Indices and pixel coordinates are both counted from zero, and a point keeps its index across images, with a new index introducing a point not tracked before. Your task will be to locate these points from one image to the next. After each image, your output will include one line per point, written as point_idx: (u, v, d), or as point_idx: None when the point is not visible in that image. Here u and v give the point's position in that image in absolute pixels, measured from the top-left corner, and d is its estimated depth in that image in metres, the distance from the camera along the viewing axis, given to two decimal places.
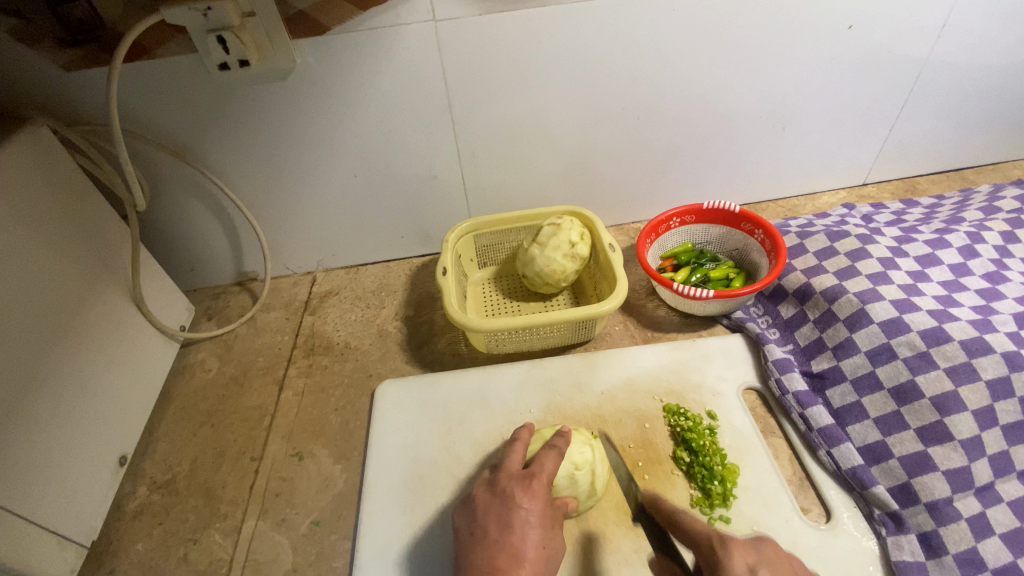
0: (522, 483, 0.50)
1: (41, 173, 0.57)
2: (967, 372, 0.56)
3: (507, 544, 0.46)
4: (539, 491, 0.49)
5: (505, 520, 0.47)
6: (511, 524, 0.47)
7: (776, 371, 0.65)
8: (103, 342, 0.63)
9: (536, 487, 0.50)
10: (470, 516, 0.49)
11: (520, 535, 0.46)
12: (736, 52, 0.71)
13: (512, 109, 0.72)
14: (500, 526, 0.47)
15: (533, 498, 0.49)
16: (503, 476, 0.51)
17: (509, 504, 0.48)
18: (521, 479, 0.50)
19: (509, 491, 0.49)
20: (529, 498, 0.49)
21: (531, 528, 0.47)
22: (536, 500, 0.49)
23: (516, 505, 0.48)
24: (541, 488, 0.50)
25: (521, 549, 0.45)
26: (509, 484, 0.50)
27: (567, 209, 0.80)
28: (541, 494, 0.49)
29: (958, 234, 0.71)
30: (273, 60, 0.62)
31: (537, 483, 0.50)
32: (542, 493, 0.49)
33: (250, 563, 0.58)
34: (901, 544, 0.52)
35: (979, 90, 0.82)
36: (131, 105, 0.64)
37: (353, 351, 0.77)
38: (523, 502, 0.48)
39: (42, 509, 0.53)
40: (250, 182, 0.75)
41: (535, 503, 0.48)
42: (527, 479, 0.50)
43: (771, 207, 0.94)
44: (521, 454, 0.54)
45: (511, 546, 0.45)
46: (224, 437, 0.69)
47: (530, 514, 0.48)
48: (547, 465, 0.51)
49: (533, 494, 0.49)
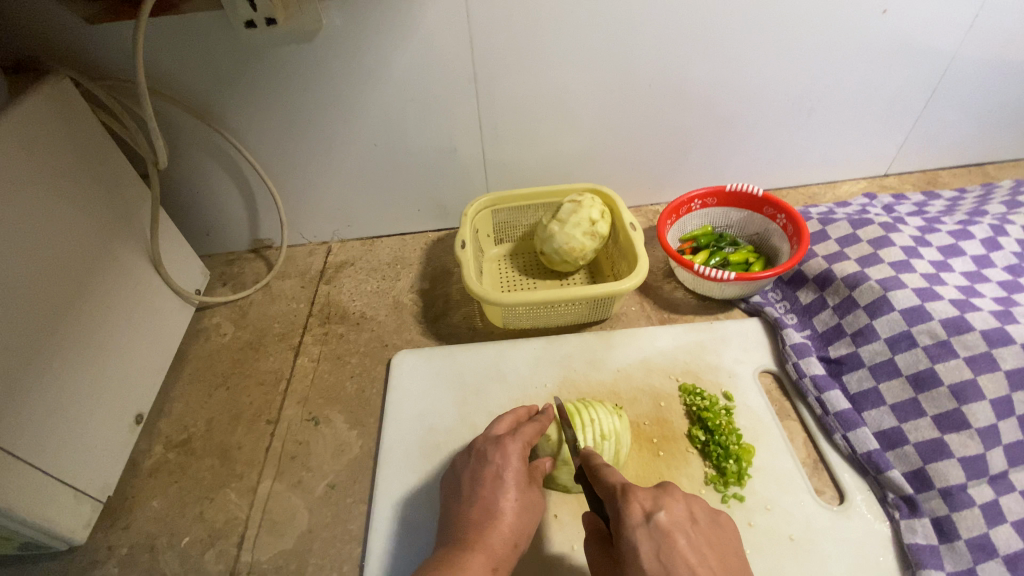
0: (496, 442, 0.50)
1: (64, 128, 0.57)
2: (986, 362, 0.56)
3: (478, 500, 0.46)
4: (513, 447, 0.49)
5: (479, 477, 0.48)
6: (483, 479, 0.48)
7: (794, 355, 0.65)
8: (120, 299, 0.63)
9: (510, 444, 0.49)
10: (452, 478, 0.51)
11: (492, 489, 0.47)
12: (765, 31, 0.69)
13: (535, 84, 0.72)
14: (473, 483, 0.48)
15: (504, 455, 0.49)
16: (481, 439, 0.52)
17: (482, 462, 0.49)
18: (498, 439, 0.51)
19: (484, 450, 0.50)
20: (501, 455, 0.49)
21: (503, 483, 0.47)
22: (509, 457, 0.49)
23: (489, 461, 0.49)
24: (514, 446, 0.49)
25: (493, 503, 0.46)
26: (484, 444, 0.51)
27: (589, 187, 0.79)
28: (514, 450, 0.49)
29: (982, 226, 0.70)
30: (300, 20, 0.60)
31: (510, 442, 0.50)
32: (515, 450, 0.49)
33: (266, 523, 0.58)
34: (915, 528, 0.52)
35: (1009, 84, 0.80)
36: (154, 61, 0.63)
37: (369, 320, 0.77)
38: (494, 458, 0.49)
39: (60, 462, 0.53)
40: (270, 146, 0.74)
41: (507, 458, 0.48)
42: (501, 438, 0.50)
43: (792, 195, 0.93)
44: (507, 420, 0.53)
45: (483, 501, 0.46)
46: (241, 400, 0.69)
47: (503, 468, 0.48)
48: (525, 425, 0.51)
49: (505, 450, 0.49)
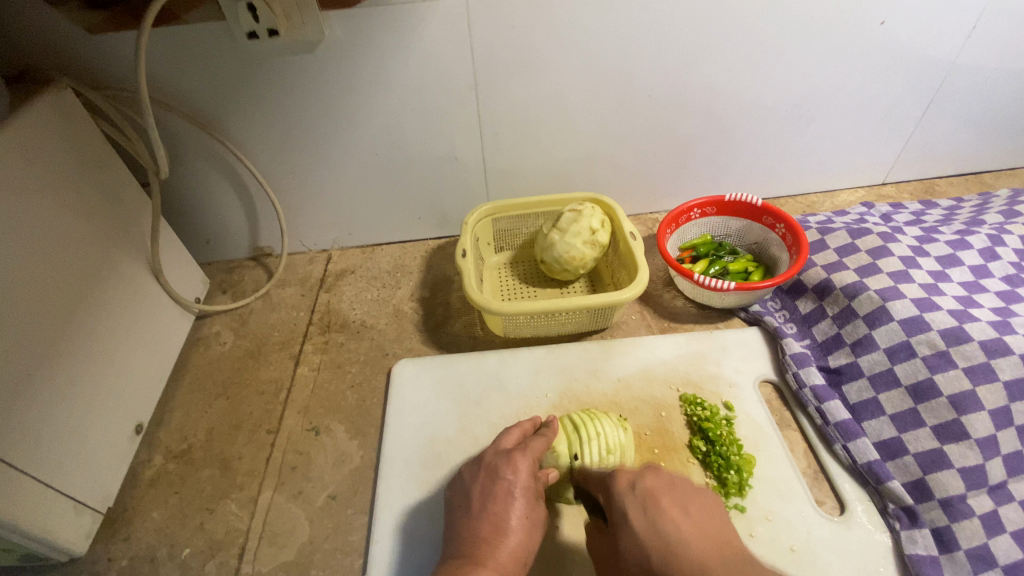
0: (507, 457, 0.50)
1: (65, 138, 0.57)
2: (985, 372, 0.56)
3: (488, 515, 0.46)
4: (524, 462, 0.49)
5: (490, 492, 0.48)
6: (494, 494, 0.48)
7: (794, 365, 0.65)
8: (121, 309, 0.63)
9: (521, 459, 0.50)
10: (459, 491, 0.50)
11: (503, 505, 0.47)
12: (764, 41, 0.70)
13: (536, 93, 0.72)
14: (484, 497, 0.48)
15: (516, 469, 0.49)
16: (491, 452, 0.52)
17: (493, 477, 0.49)
18: (508, 453, 0.51)
19: (495, 464, 0.50)
20: (513, 470, 0.49)
21: (514, 498, 0.47)
22: (521, 473, 0.49)
23: (500, 476, 0.49)
24: (527, 461, 0.50)
25: (504, 519, 0.46)
26: (495, 458, 0.51)
27: (589, 196, 0.79)
28: (525, 465, 0.49)
29: (979, 236, 0.71)
30: (302, 31, 0.61)
31: (522, 457, 0.50)
32: (527, 465, 0.49)
33: (267, 534, 0.58)
34: (915, 539, 0.53)
35: (1004, 94, 0.81)
36: (155, 71, 0.63)
37: (369, 329, 0.77)
38: (505, 474, 0.49)
39: (60, 474, 0.53)
40: (271, 155, 0.74)
41: (519, 474, 0.49)
42: (513, 453, 0.50)
43: (790, 203, 0.94)
44: (517, 434, 0.54)
45: (493, 516, 0.46)
46: (241, 409, 0.69)
47: (514, 484, 0.48)
48: (536, 442, 0.52)
49: (516, 466, 0.49)
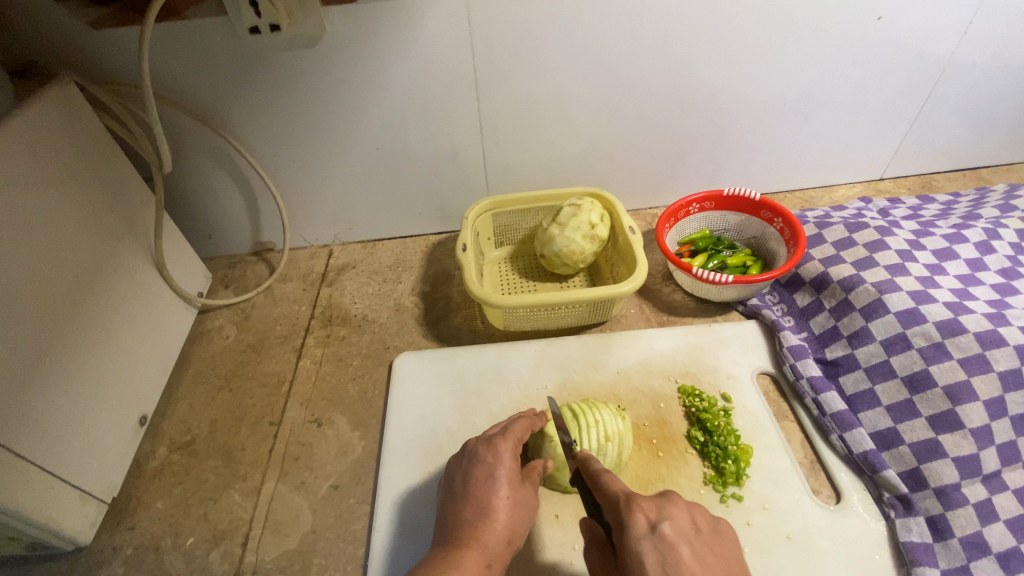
0: (487, 441, 0.51)
1: (68, 132, 0.58)
2: (979, 363, 0.57)
3: (472, 498, 0.47)
4: (504, 445, 0.50)
5: (472, 477, 0.49)
6: (476, 478, 0.48)
7: (791, 357, 0.66)
8: (125, 302, 0.64)
9: (501, 443, 0.50)
10: (446, 479, 0.51)
11: (486, 488, 0.47)
12: (762, 37, 0.70)
13: (535, 88, 0.72)
14: (467, 482, 0.48)
15: (497, 453, 0.49)
16: (473, 439, 0.52)
17: (475, 462, 0.49)
18: (490, 438, 0.51)
19: (476, 450, 0.50)
20: (493, 453, 0.49)
21: (496, 481, 0.48)
22: (501, 455, 0.49)
23: (481, 460, 0.49)
24: (507, 444, 0.50)
25: (487, 501, 0.47)
26: (476, 444, 0.51)
27: (589, 191, 0.80)
28: (505, 448, 0.50)
29: (975, 230, 0.71)
30: (304, 26, 0.61)
31: (501, 441, 0.50)
32: (507, 448, 0.50)
33: (270, 524, 0.59)
34: (910, 526, 0.53)
35: (1001, 89, 0.82)
36: (158, 66, 0.64)
37: (371, 323, 0.78)
38: (485, 457, 0.49)
39: (66, 463, 0.54)
40: (272, 150, 0.75)
41: (499, 456, 0.49)
42: (493, 438, 0.51)
43: (788, 198, 0.94)
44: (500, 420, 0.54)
45: (477, 500, 0.47)
46: (244, 402, 0.70)
47: (494, 467, 0.48)
48: (516, 425, 0.52)
49: (496, 449, 0.50)
